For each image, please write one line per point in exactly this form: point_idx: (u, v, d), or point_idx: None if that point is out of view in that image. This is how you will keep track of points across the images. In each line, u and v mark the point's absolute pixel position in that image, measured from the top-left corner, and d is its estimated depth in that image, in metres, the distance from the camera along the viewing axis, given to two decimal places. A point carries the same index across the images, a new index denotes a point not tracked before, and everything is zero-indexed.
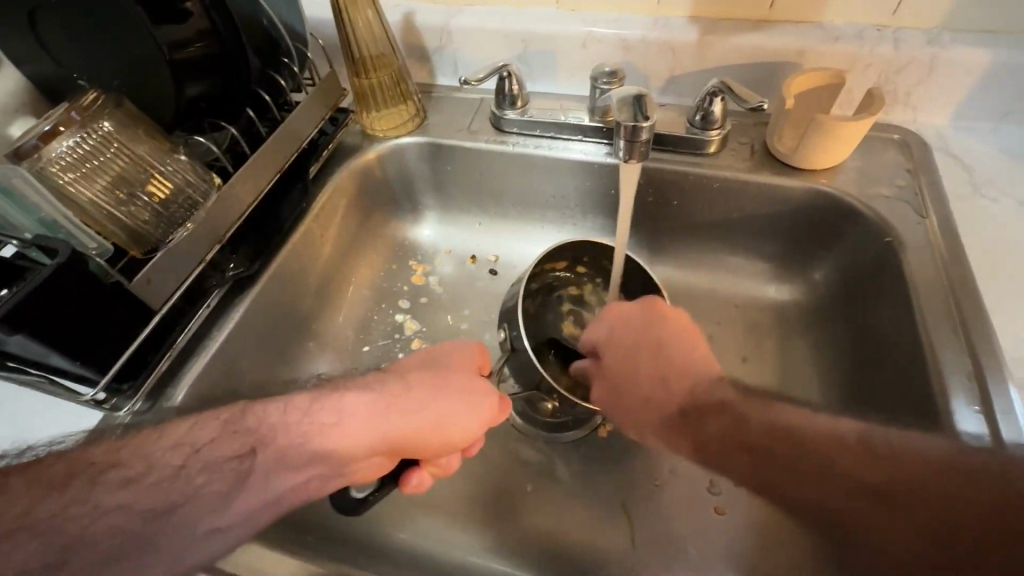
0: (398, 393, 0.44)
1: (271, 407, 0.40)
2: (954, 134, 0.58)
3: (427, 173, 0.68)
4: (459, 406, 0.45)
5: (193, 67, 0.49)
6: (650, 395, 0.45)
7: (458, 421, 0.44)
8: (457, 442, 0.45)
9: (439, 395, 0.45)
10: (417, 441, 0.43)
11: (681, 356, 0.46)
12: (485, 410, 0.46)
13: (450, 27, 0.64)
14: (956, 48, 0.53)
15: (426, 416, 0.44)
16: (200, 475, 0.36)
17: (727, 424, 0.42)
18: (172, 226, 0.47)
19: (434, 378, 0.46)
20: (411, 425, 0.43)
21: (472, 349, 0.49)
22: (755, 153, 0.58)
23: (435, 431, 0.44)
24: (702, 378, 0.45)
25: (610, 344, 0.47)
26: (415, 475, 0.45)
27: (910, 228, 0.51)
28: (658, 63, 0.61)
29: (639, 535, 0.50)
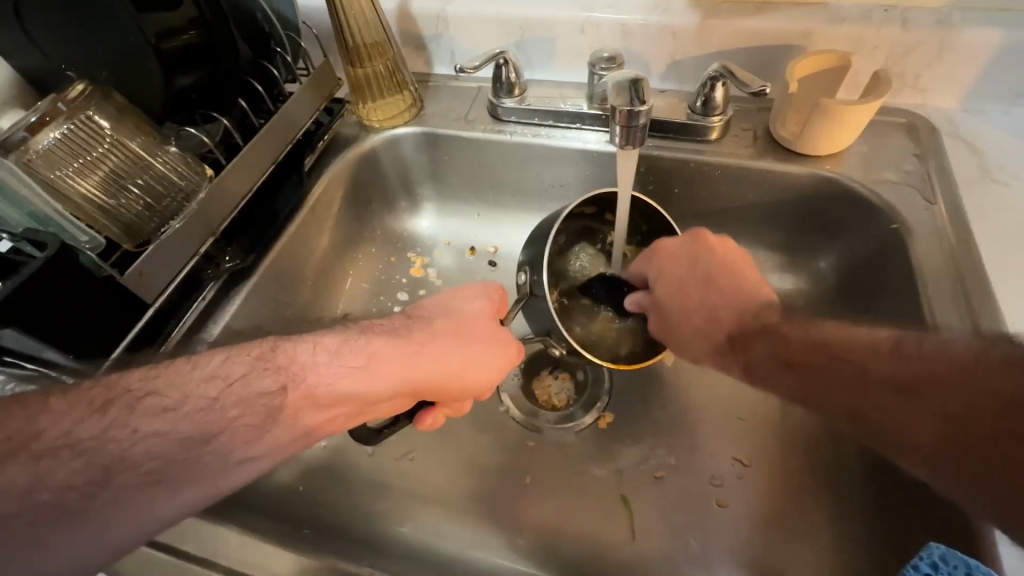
0: (419, 334, 0.44)
1: (301, 346, 0.40)
2: (963, 118, 0.56)
3: (424, 164, 0.67)
4: (481, 353, 0.46)
5: (180, 57, 0.49)
6: (704, 324, 0.48)
7: (481, 366, 0.45)
8: (478, 387, 0.46)
9: (462, 340, 0.45)
10: (443, 384, 0.44)
11: (727, 278, 0.48)
12: (501, 357, 0.47)
13: (445, 15, 0.63)
14: (965, 28, 0.51)
15: (451, 359, 0.44)
16: (235, 407, 0.36)
17: (765, 342, 0.44)
18: (165, 221, 0.46)
19: (456, 324, 0.46)
20: (439, 367, 0.44)
21: (494, 292, 0.49)
22: (758, 139, 0.57)
23: (459, 376, 0.44)
24: (748, 298, 0.47)
25: (662, 278, 0.49)
26: (427, 415, 0.47)
27: (917, 214, 0.50)
28: (658, 48, 0.59)
29: (643, 529, 0.50)
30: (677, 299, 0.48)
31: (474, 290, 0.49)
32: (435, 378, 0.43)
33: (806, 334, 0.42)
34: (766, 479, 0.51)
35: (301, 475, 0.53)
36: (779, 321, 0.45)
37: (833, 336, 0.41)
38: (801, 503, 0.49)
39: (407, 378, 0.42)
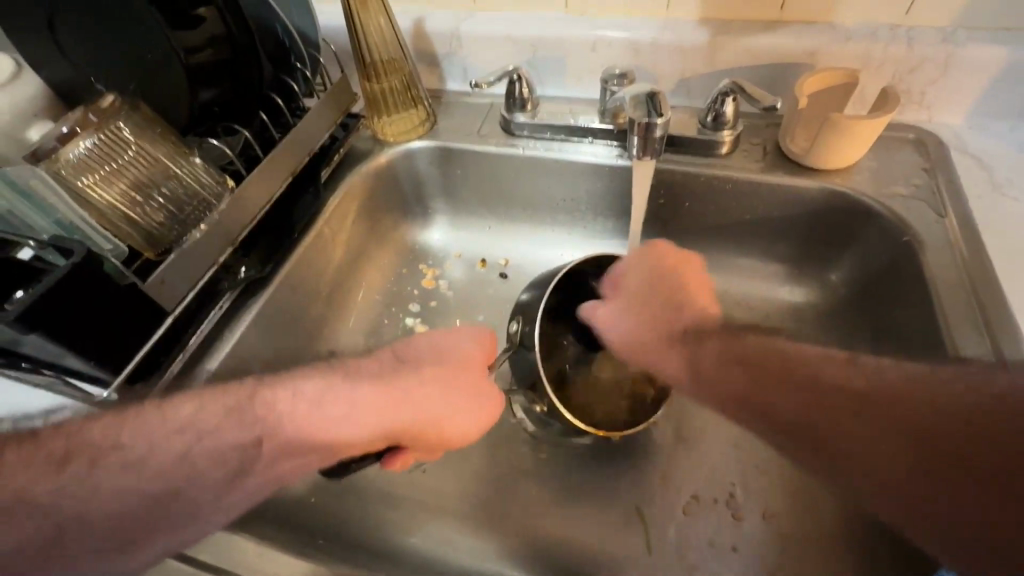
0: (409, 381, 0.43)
1: (280, 397, 0.40)
2: (969, 133, 0.57)
3: (436, 178, 0.68)
4: (459, 407, 0.43)
5: (203, 70, 0.52)
6: (665, 333, 0.46)
7: (467, 409, 0.44)
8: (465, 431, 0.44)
9: (446, 388, 0.44)
10: (415, 431, 0.42)
11: (682, 306, 0.46)
12: (484, 412, 0.44)
13: (459, 33, 0.64)
14: (969, 46, 0.52)
15: (440, 404, 0.43)
16: (204, 459, 0.37)
17: (778, 433, 0.39)
18: (185, 229, 0.47)
19: (444, 371, 0.44)
20: (412, 415, 0.42)
21: (487, 338, 0.47)
22: (767, 153, 0.58)
23: (432, 426, 0.42)
24: (789, 397, 0.39)
25: (639, 288, 0.47)
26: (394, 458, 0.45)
27: (927, 227, 0.50)
28: (668, 65, 0.60)
29: (655, 542, 0.49)
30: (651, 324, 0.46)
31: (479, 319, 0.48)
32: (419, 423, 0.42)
33: (815, 378, 0.39)
34: (780, 493, 0.51)
35: (313, 486, 0.53)
36: (797, 372, 0.40)
37: (796, 377, 0.40)
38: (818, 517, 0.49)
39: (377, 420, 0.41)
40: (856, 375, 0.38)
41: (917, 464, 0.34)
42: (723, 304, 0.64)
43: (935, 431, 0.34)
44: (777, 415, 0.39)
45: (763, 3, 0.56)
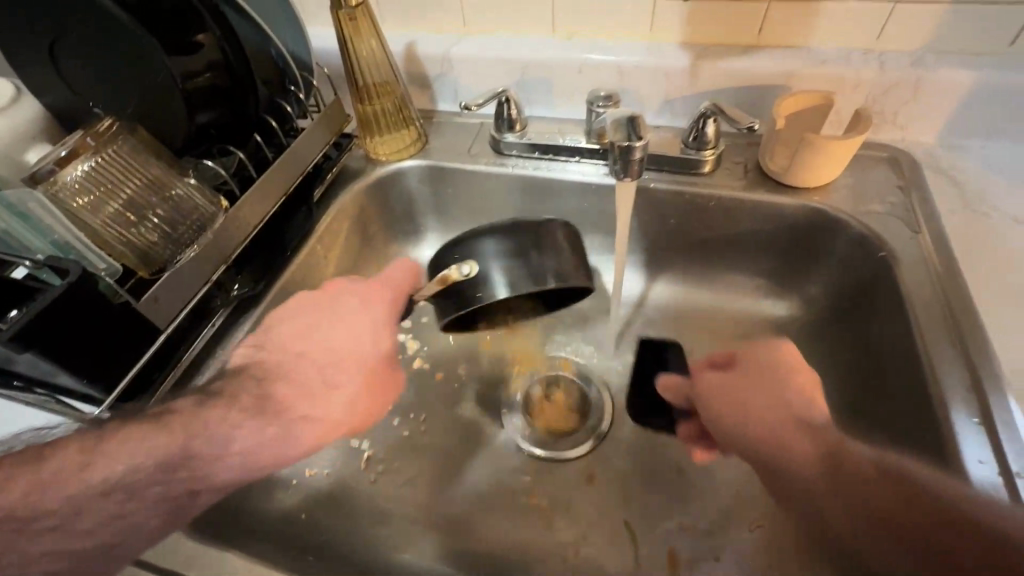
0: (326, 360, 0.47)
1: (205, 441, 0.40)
2: (941, 152, 0.59)
3: (428, 196, 0.70)
4: (359, 401, 0.47)
5: (202, 95, 0.51)
6: (765, 408, 0.43)
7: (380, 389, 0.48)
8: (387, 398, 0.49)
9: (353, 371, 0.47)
10: (319, 426, 0.45)
11: (801, 400, 0.43)
12: (378, 400, 0.48)
13: (450, 56, 0.66)
14: (937, 70, 0.55)
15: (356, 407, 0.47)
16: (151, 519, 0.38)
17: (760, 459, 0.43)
18: (180, 248, 0.48)
19: (341, 357, 0.48)
20: (312, 413, 0.45)
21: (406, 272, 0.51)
22: (748, 172, 0.60)
23: (328, 422, 0.45)
24: (806, 444, 0.41)
25: (762, 365, 0.45)
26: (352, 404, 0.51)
27: (901, 242, 0.52)
28: (651, 87, 0.62)
29: (641, 555, 0.49)
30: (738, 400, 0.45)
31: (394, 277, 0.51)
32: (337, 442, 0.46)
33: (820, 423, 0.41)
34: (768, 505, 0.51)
35: (304, 503, 0.53)
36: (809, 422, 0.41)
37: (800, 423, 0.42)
38: None
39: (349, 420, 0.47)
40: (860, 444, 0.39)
41: (867, 533, 0.36)
42: (710, 319, 0.65)
43: (899, 516, 0.35)
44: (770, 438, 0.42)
45: (741, 28, 0.58)
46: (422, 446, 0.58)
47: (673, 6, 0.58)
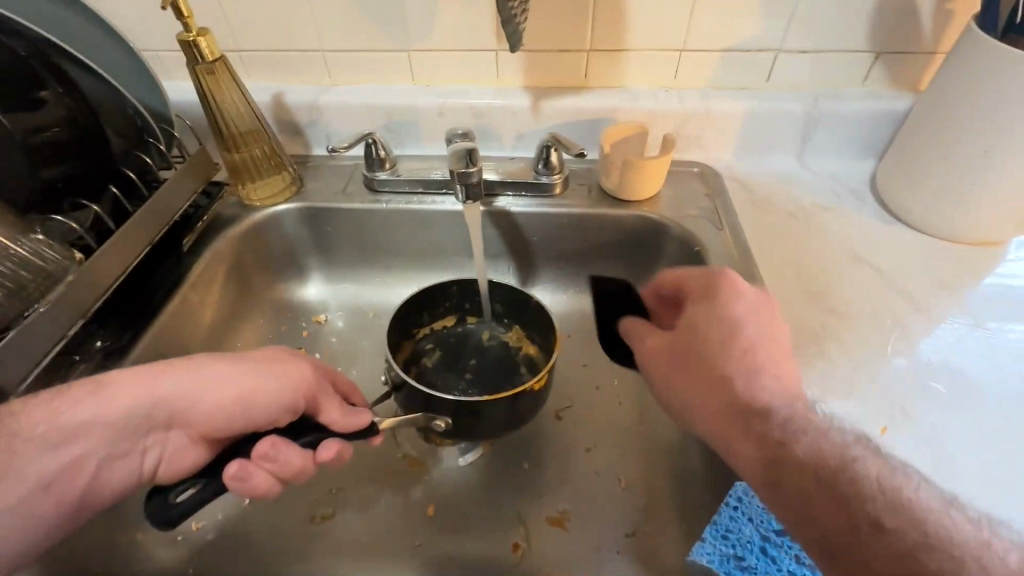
0: (242, 355, 0.47)
1: None
2: (738, 165, 0.73)
3: (309, 236, 0.72)
4: (220, 392, 0.44)
5: (50, 151, 0.52)
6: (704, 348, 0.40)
7: (278, 377, 0.46)
8: (292, 397, 0.46)
9: (267, 360, 0.47)
10: (182, 407, 0.43)
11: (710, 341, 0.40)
12: (253, 403, 0.45)
13: (318, 104, 0.71)
14: (720, 102, 0.69)
15: (247, 387, 0.44)
16: None
17: (736, 393, 0.38)
18: (28, 305, 0.46)
19: (232, 366, 0.45)
20: (180, 396, 0.43)
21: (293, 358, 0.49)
22: (592, 191, 0.69)
23: (183, 404, 0.43)
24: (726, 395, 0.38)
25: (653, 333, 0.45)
26: (294, 447, 0.44)
27: (710, 238, 0.64)
28: (505, 124, 0.71)
29: (535, 538, 0.53)
30: (684, 367, 0.41)
31: (339, 380, 0.53)
32: (208, 422, 0.44)
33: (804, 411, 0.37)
34: (638, 471, 0.58)
35: (190, 555, 0.52)
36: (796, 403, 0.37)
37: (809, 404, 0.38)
38: (670, 486, 0.56)
39: (268, 435, 0.43)
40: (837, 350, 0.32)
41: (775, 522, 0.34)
42: (580, 322, 0.73)
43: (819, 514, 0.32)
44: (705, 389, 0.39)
45: (571, 72, 0.69)
46: (319, 477, 0.58)
47: (511, 56, 0.68)
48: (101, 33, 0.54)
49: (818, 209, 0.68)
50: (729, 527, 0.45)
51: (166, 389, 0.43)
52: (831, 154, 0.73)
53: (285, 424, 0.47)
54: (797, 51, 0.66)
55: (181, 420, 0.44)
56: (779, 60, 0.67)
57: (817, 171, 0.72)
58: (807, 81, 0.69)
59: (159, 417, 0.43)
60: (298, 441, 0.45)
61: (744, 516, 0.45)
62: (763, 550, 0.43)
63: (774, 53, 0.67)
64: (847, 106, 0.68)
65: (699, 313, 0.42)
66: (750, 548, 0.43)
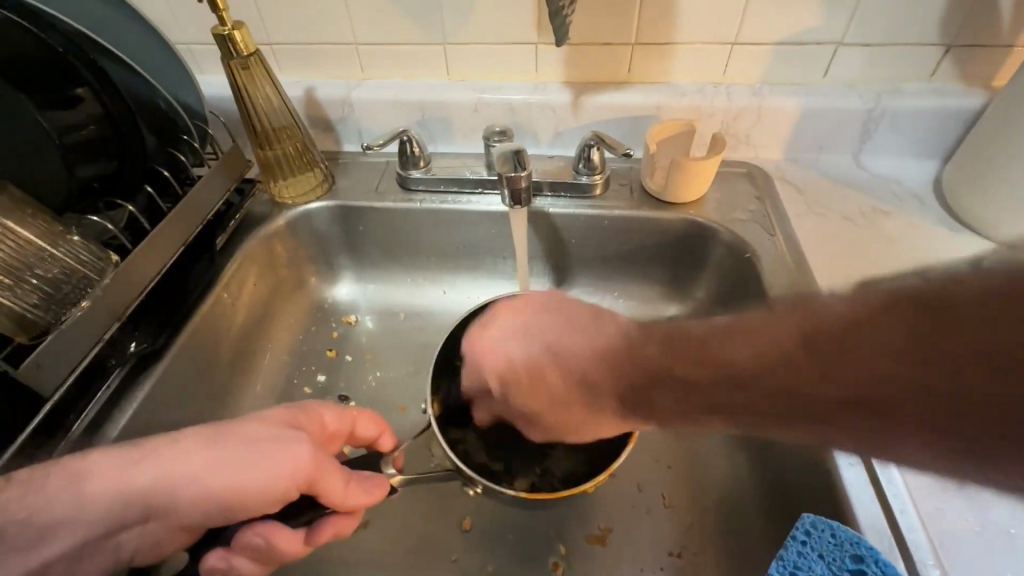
0: (240, 433, 0.41)
1: None
2: (788, 166, 0.70)
3: (340, 235, 0.71)
4: (198, 482, 0.38)
5: (85, 149, 0.52)
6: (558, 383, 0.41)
7: (284, 456, 0.41)
8: (296, 480, 0.41)
9: (272, 436, 0.42)
10: (153, 495, 0.37)
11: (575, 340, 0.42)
12: (236, 491, 0.39)
13: (351, 100, 0.69)
14: (773, 98, 0.65)
15: (249, 473, 0.39)
16: None
17: (873, 412, 0.30)
18: (64, 308, 0.45)
19: (209, 451, 0.39)
20: (148, 488, 0.37)
21: (285, 439, 0.42)
22: (634, 192, 0.66)
23: (155, 496, 0.37)
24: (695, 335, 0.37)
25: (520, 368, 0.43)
26: (284, 535, 0.42)
27: (762, 244, 0.60)
28: (543, 121, 0.68)
29: (575, 557, 0.51)
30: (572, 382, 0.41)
31: (358, 431, 0.49)
32: (188, 514, 0.39)
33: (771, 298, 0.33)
34: (681, 488, 0.55)
35: None
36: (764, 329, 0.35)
37: None
38: (716, 504, 0.53)
39: (253, 525, 0.41)
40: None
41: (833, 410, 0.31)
42: None
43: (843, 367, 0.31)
44: (878, 411, 0.30)
45: (614, 66, 0.66)
46: None
47: (551, 49, 0.65)
48: (156, 45, 0.54)
49: (877, 214, 0.64)
50: (797, 564, 0.39)
51: (132, 475, 0.37)
52: (887, 155, 0.69)
53: (274, 510, 0.42)
54: (858, 44, 0.62)
55: (160, 511, 0.38)
56: (838, 54, 0.63)
57: (874, 172, 0.68)
58: (866, 75, 0.65)
59: (128, 506, 0.37)
60: (290, 525, 0.42)
61: (814, 553, 0.38)
62: None
63: (833, 47, 0.62)
64: (910, 104, 0.64)
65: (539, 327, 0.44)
66: None
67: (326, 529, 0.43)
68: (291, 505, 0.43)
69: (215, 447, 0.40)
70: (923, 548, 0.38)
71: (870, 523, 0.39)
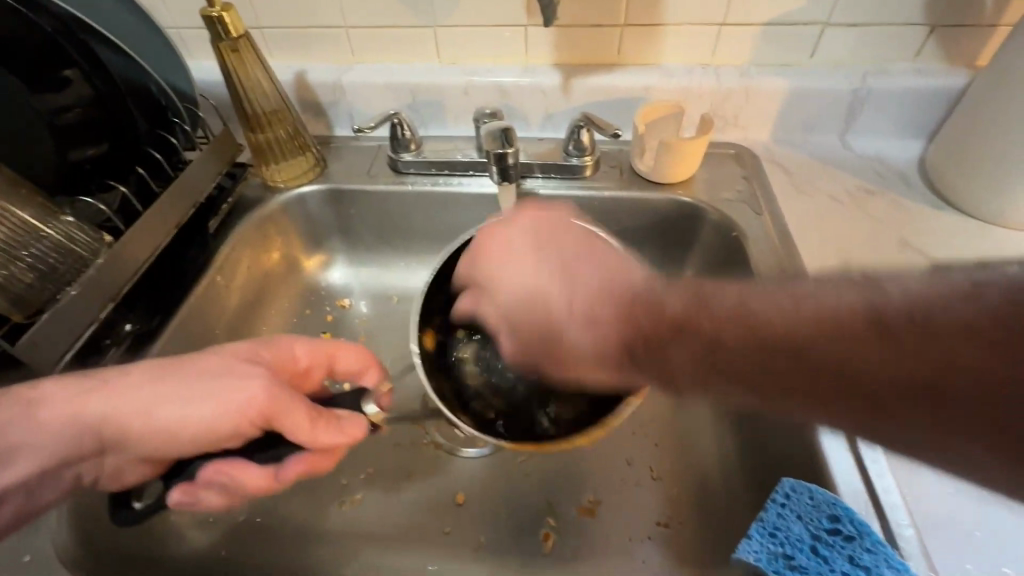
0: (196, 368, 0.42)
1: None
2: (775, 147, 0.71)
3: (334, 219, 0.71)
4: (154, 410, 0.40)
5: (76, 131, 0.53)
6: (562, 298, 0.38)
7: (238, 389, 0.41)
8: (252, 415, 0.41)
9: (228, 370, 0.43)
10: (120, 421, 0.40)
11: (592, 267, 0.39)
12: (192, 418, 0.41)
13: (342, 84, 0.69)
14: (759, 79, 0.66)
15: (205, 407, 0.41)
16: None
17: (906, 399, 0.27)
18: (60, 287, 0.46)
19: (165, 383, 0.41)
20: (111, 414, 0.40)
21: (240, 373, 0.43)
22: (623, 173, 0.67)
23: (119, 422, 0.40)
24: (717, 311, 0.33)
25: (523, 283, 0.41)
26: (245, 473, 0.42)
27: (748, 223, 0.61)
28: (534, 103, 0.69)
29: (567, 529, 0.53)
30: (566, 308, 0.38)
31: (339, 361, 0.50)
32: (149, 444, 0.41)
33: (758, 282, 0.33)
34: (669, 461, 0.56)
35: (222, 538, 0.52)
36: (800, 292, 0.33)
37: None
38: (703, 476, 0.55)
39: (212, 462, 0.42)
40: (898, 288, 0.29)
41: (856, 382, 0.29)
42: None
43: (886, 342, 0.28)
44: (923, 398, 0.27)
45: (605, 47, 0.66)
46: (347, 465, 0.57)
47: (541, 31, 0.65)
48: (142, 23, 0.53)
49: (863, 193, 0.65)
50: (776, 524, 0.40)
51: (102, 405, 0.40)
52: (874, 135, 0.70)
53: (235, 447, 0.43)
54: (844, 25, 0.62)
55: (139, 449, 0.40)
56: (825, 35, 0.63)
57: (861, 152, 0.69)
58: (852, 56, 0.65)
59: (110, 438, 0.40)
60: (255, 462, 0.43)
61: (792, 513, 0.40)
62: (814, 549, 0.38)
63: (820, 27, 0.63)
64: (896, 84, 0.64)
65: (563, 241, 0.42)
66: (799, 548, 0.39)
67: (291, 464, 0.43)
68: (254, 443, 0.43)
69: (169, 376, 0.41)
70: (898, 510, 0.39)
71: (849, 486, 0.40)
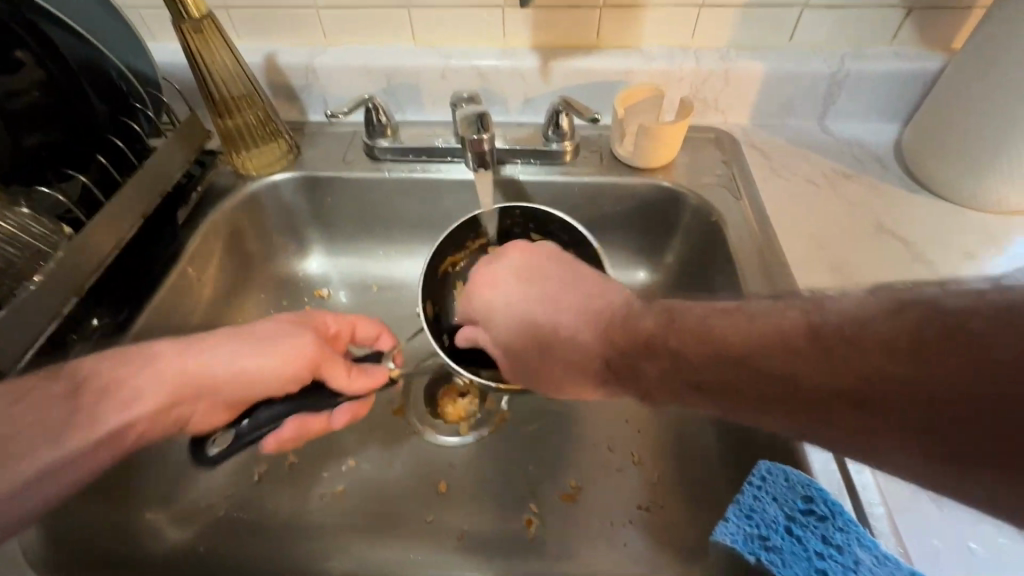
0: (242, 330, 0.47)
1: None
2: (754, 131, 0.70)
3: (309, 208, 0.69)
4: (208, 364, 0.44)
5: (31, 116, 0.50)
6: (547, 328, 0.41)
7: (290, 343, 0.47)
8: (301, 367, 0.47)
9: (277, 329, 0.48)
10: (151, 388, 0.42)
11: (578, 295, 0.41)
12: (244, 370, 0.45)
13: (314, 67, 0.67)
14: (739, 63, 0.65)
15: (258, 357, 0.45)
16: None
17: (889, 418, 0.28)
18: (17, 282, 0.44)
19: (217, 341, 0.45)
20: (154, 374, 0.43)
21: (289, 331, 0.48)
22: (603, 158, 0.67)
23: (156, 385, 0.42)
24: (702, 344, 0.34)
25: (512, 309, 0.43)
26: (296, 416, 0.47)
27: (727, 208, 0.61)
28: (512, 87, 0.68)
29: (550, 516, 0.53)
30: (554, 334, 0.40)
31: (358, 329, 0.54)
32: (191, 401, 0.44)
33: None
34: (650, 446, 0.57)
35: (201, 534, 0.51)
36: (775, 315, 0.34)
37: None
38: (683, 460, 0.55)
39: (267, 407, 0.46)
40: (857, 327, 0.30)
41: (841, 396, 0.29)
42: None
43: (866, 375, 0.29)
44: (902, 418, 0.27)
45: (584, 30, 0.65)
46: (328, 457, 0.57)
47: (518, 13, 0.64)
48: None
49: (840, 177, 0.65)
50: (752, 507, 0.41)
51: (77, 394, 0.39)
52: (851, 118, 0.70)
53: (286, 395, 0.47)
54: (822, 7, 0.62)
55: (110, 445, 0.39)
56: (803, 17, 0.63)
57: (838, 136, 0.70)
58: (831, 38, 0.65)
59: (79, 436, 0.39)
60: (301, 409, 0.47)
61: (768, 496, 0.40)
62: (788, 530, 0.39)
63: (799, 9, 0.62)
64: (873, 67, 0.65)
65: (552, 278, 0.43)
66: (775, 529, 0.39)
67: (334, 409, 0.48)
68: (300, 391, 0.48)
69: (217, 337, 0.45)
70: (869, 489, 0.40)
71: (823, 467, 0.41)
